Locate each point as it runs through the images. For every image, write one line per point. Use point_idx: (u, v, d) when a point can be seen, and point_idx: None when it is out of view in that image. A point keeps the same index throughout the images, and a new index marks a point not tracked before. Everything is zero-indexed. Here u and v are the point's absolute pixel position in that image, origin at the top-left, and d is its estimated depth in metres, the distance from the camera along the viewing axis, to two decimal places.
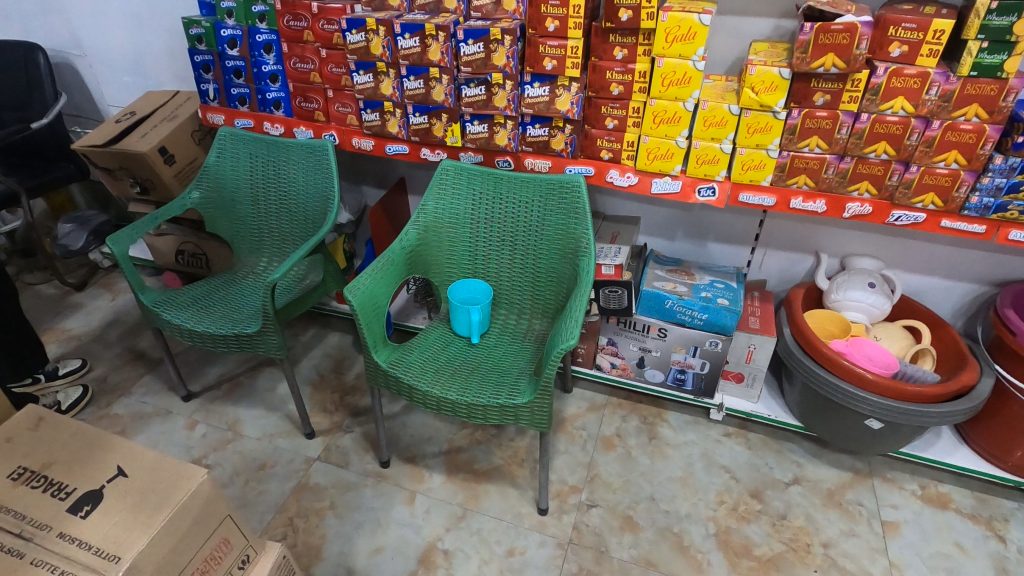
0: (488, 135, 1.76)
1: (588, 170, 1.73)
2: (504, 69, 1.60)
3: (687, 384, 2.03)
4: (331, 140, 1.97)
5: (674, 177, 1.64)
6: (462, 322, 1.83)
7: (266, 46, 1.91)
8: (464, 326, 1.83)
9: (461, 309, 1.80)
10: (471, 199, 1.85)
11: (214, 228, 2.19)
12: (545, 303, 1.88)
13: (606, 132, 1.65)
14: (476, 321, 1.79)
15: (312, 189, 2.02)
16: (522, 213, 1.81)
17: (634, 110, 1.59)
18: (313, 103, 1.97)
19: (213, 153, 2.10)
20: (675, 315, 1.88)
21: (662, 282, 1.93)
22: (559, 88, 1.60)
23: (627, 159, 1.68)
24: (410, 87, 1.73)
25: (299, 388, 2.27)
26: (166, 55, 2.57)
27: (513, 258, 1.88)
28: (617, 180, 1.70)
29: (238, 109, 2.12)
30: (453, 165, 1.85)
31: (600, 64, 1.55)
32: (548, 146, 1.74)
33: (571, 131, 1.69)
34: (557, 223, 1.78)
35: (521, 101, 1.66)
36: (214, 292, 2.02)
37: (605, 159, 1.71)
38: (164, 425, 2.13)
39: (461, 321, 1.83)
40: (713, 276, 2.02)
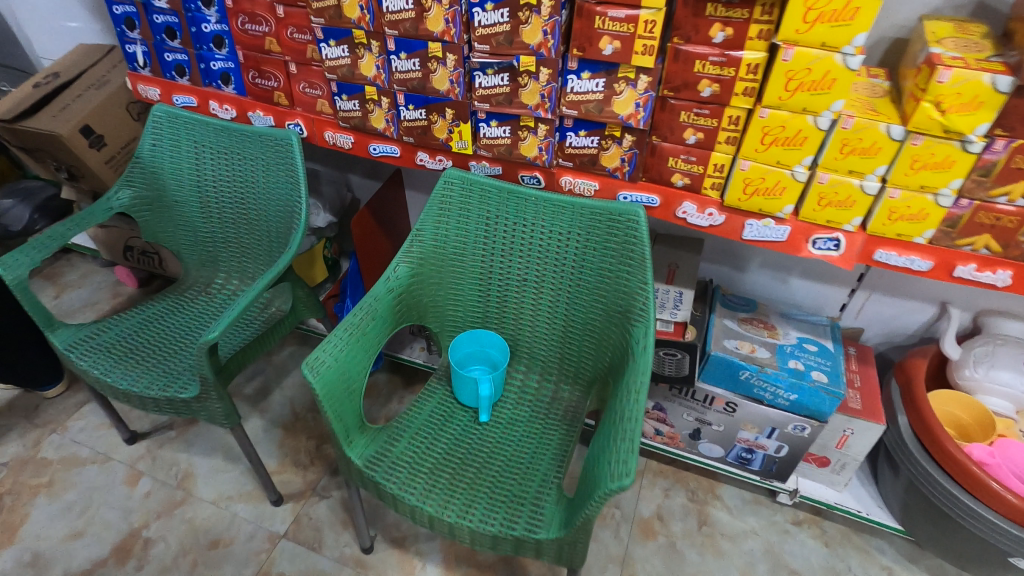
0: (510, 141, 1.24)
1: (652, 200, 1.21)
2: (539, 51, 1.07)
3: (753, 464, 1.58)
4: (297, 131, 1.47)
5: (780, 221, 1.13)
6: (468, 393, 1.38)
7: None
8: (469, 397, 1.39)
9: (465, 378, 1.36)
10: (485, 224, 1.36)
11: (157, 234, 1.72)
12: (578, 366, 1.41)
13: (684, 150, 1.13)
14: (486, 395, 1.34)
15: (274, 194, 1.54)
16: (553, 248, 1.32)
17: (730, 121, 1.06)
18: (271, 79, 1.45)
19: (149, 140, 1.61)
20: (752, 389, 1.41)
21: (734, 341, 1.45)
22: (620, 82, 1.07)
23: (711, 189, 1.16)
24: (401, 68, 1.20)
25: (268, 431, 1.86)
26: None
27: (537, 305, 1.40)
28: (693, 217, 1.19)
29: (177, 80, 1.59)
30: (461, 176, 1.34)
31: (687, 49, 1.01)
32: (595, 162, 1.21)
33: (632, 144, 1.16)
34: (600, 268, 1.29)
35: (561, 98, 1.13)
36: (151, 327, 1.57)
37: (677, 185, 1.19)
38: (100, 477, 1.75)
39: (466, 391, 1.38)
40: (799, 330, 1.53)
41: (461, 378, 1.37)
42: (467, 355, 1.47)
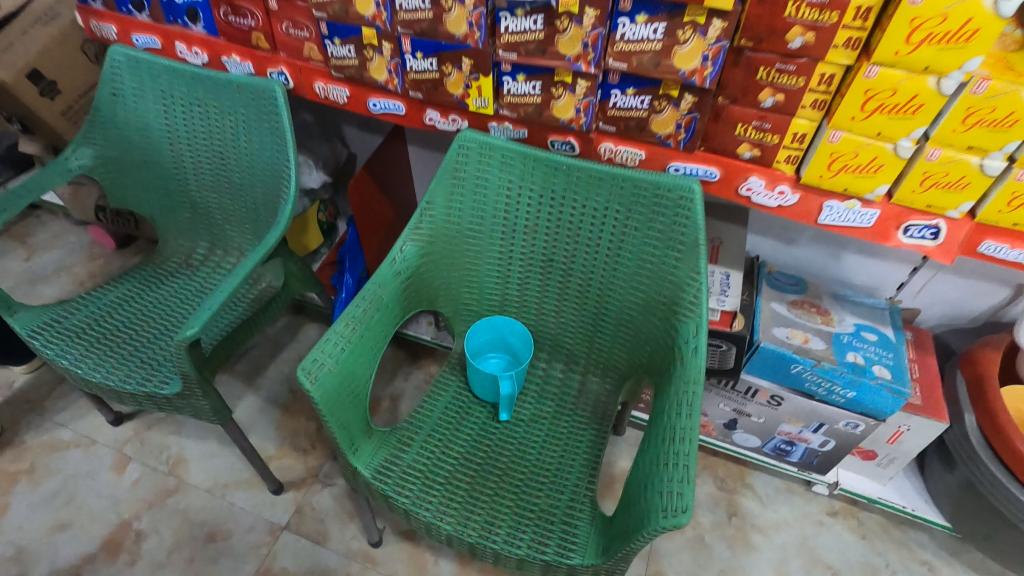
0: (541, 99, 1.03)
1: (711, 174, 1.02)
2: None
3: (792, 456, 1.46)
4: (281, 80, 1.25)
5: (869, 204, 0.94)
6: (485, 388, 1.23)
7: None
8: (487, 392, 1.24)
9: (483, 372, 1.21)
10: (506, 197, 1.16)
11: (127, 198, 1.51)
12: (608, 358, 1.25)
13: (757, 116, 0.92)
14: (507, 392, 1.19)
15: (257, 154, 1.32)
16: (586, 226, 1.13)
17: (822, 81, 0.85)
18: (247, 17, 1.21)
19: (108, 89, 1.38)
20: (803, 385, 1.26)
21: (785, 329, 1.29)
22: (685, 29, 0.85)
23: (786, 163, 0.96)
24: (407, 7, 0.97)
25: (265, 412, 1.73)
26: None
27: (564, 290, 1.23)
28: (758, 196, 1.00)
29: (136, 16, 1.34)
30: (478, 140, 1.14)
31: None
32: (644, 127, 1.01)
33: (692, 106, 0.94)
34: (642, 251, 1.11)
35: (608, 47, 0.91)
36: (125, 307, 1.40)
37: (742, 157, 0.99)
38: (84, 463, 1.62)
39: (484, 386, 1.23)
40: (856, 315, 1.36)
41: (477, 372, 1.22)
42: (483, 343, 1.33)
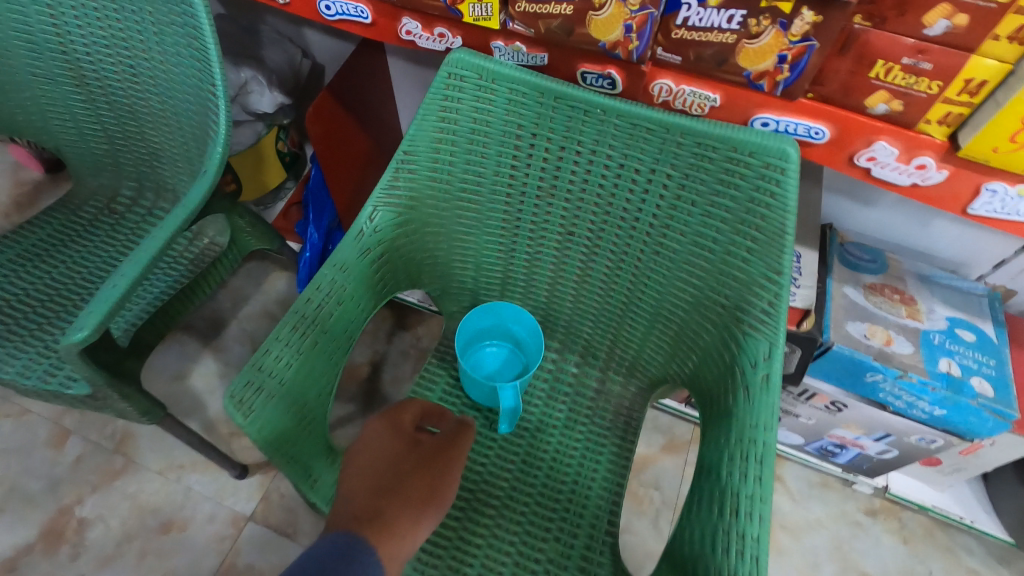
0: (572, 11, 0.68)
1: (816, 133, 0.70)
2: None
3: (839, 458, 1.25)
4: None
5: None
6: (483, 393, 0.99)
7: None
8: (485, 397, 1.00)
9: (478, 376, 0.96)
10: (515, 148, 0.85)
11: (21, 124, 1.17)
12: (636, 358, 0.99)
13: (913, 49, 0.59)
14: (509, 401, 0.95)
15: (175, 71, 0.98)
16: (623, 193, 0.83)
17: None
18: None
19: None
20: (877, 395, 1.01)
21: (861, 326, 1.01)
22: None
23: (938, 125, 0.64)
24: None
25: (226, 380, 1.49)
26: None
27: (586, 273, 0.94)
28: (884, 168, 0.70)
29: None
30: (478, 66, 0.81)
31: None
32: (724, 60, 0.67)
33: (810, 29, 0.60)
34: (697, 234, 0.81)
35: None
36: (27, 270, 1.10)
37: (871, 111, 0.66)
38: (17, 437, 1.40)
39: (481, 392, 0.99)
40: (948, 304, 1.07)
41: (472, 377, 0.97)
42: (479, 330, 1.06)
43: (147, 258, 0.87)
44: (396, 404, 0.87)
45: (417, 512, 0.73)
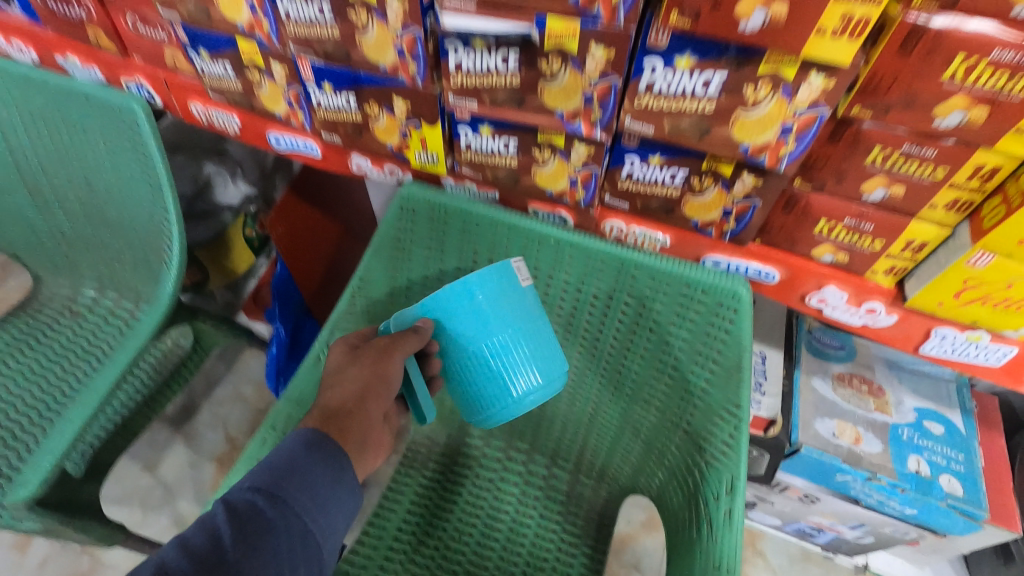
0: (517, 163, 0.67)
1: (767, 274, 0.70)
2: (589, 9, 0.49)
3: (817, 538, 1.25)
4: (146, 96, 0.85)
5: (1004, 340, 0.63)
6: (468, 380, 0.72)
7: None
8: (488, 401, 0.71)
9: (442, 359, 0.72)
10: (472, 269, 0.85)
11: None
12: (606, 461, 0.97)
13: (853, 212, 0.59)
14: (495, 358, 0.70)
15: (134, 196, 0.96)
16: (585, 312, 0.83)
17: (976, 174, 0.52)
18: (74, 7, 0.77)
19: None
20: (850, 492, 1.02)
21: (830, 423, 1.01)
22: (759, 84, 0.50)
23: (885, 274, 0.64)
24: (297, 16, 0.59)
25: (196, 469, 1.46)
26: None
27: (551, 382, 0.94)
28: (836, 310, 0.69)
29: None
30: (428, 198, 0.79)
31: (949, 32, 0.43)
32: (672, 210, 0.67)
33: (752, 190, 0.60)
34: (659, 355, 0.80)
35: (624, 98, 0.55)
36: None
37: (820, 259, 0.66)
38: None
39: (467, 399, 0.73)
40: (916, 393, 1.07)
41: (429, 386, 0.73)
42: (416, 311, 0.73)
43: (115, 370, 0.93)
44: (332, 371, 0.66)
45: (386, 351, 0.65)
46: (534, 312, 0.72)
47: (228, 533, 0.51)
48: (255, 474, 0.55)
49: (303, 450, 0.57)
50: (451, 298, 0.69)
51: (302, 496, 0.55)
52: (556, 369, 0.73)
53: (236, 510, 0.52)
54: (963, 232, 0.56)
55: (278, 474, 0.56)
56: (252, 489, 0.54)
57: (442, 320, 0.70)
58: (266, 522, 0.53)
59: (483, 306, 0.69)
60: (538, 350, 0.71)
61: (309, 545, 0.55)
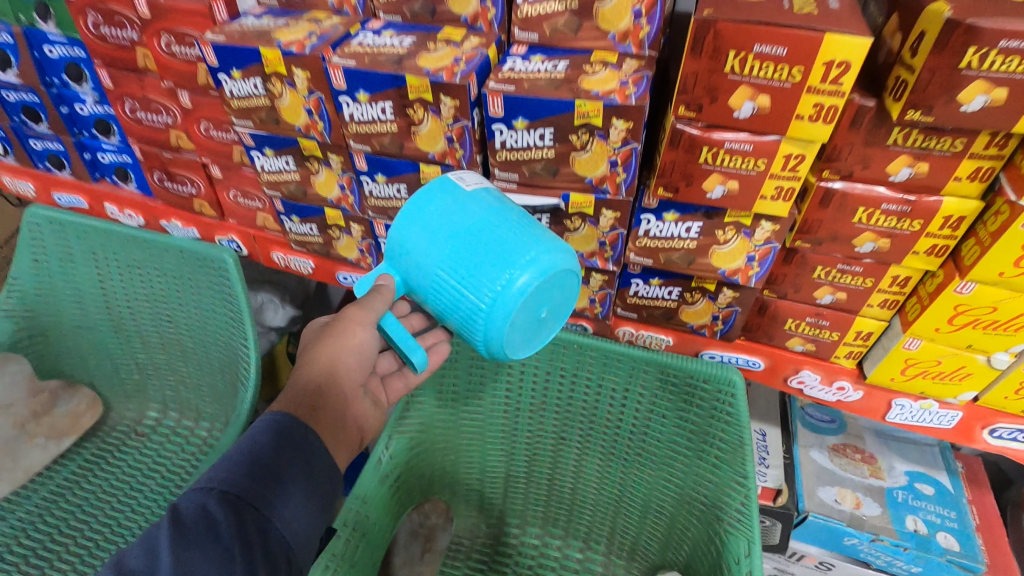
0: None
1: (754, 363, 0.85)
2: (601, 186, 0.68)
3: None
4: (235, 248, 1.03)
5: (949, 405, 0.78)
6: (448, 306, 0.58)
7: (40, 7, 0.85)
8: (469, 315, 0.56)
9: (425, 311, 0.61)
10: (506, 374, 0.95)
11: (60, 364, 1.27)
12: (634, 540, 1.01)
13: (812, 312, 0.77)
14: (455, 266, 0.56)
15: (213, 329, 1.11)
16: (607, 402, 0.93)
17: (895, 281, 0.70)
18: (186, 185, 0.98)
19: (30, 255, 1.14)
20: (860, 555, 1.11)
21: (832, 490, 1.13)
22: (727, 228, 0.69)
23: (846, 357, 0.80)
24: (378, 193, 0.78)
25: None
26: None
27: (580, 472, 1.01)
28: (812, 388, 0.84)
29: (55, 173, 1.11)
30: None
31: (849, 193, 0.63)
32: (672, 317, 0.84)
33: (733, 300, 0.78)
34: (674, 436, 0.89)
35: (629, 241, 0.74)
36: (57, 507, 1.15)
37: (793, 348, 0.83)
38: None
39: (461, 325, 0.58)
40: (905, 458, 1.19)
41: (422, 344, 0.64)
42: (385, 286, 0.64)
43: None
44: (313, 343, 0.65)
45: (351, 322, 0.64)
46: (497, 201, 0.57)
47: (169, 547, 0.49)
48: (213, 475, 0.55)
49: (268, 442, 0.57)
50: (398, 233, 0.60)
51: (264, 492, 0.54)
52: (550, 254, 0.55)
53: (190, 516, 0.51)
54: (896, 323, 0.73)
55: (238, 473, 0.55)
56: (205, 491, 0.53)
57: (398, 260, 0.61)
58: (217, 532, 0.51)
59: (432, 219, 0.58)
60: (512, 238, 0.55)
61: (268, 544, 0.53)
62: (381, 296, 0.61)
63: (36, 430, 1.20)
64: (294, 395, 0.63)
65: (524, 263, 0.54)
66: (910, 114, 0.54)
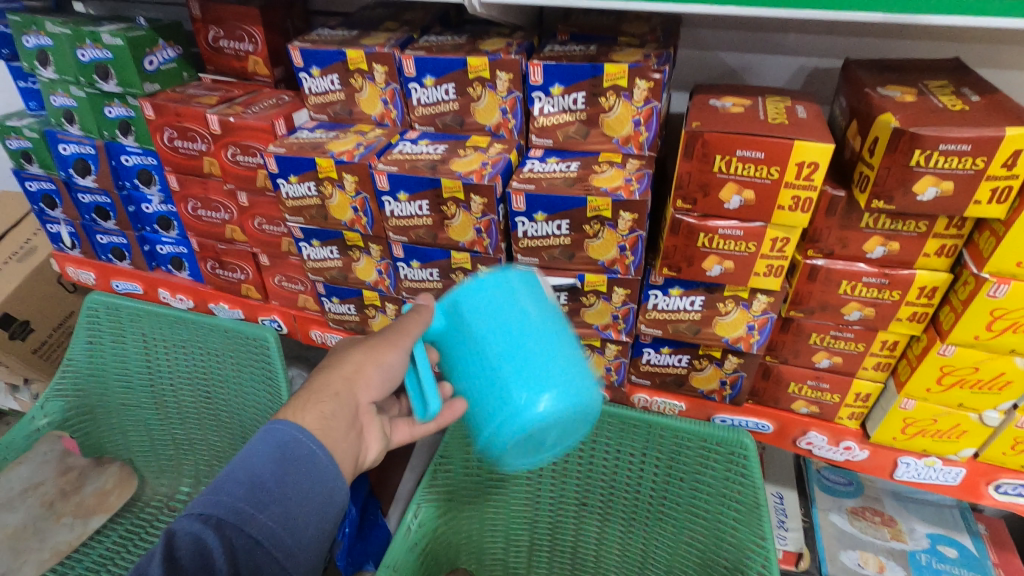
0: None
1: (763, 426, 0.90)
2: (612, 267, 0.77)
3: None
4: (275, 327, 1.12)
5: (952, 462, 0.82)
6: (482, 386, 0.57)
7: (123, 125, 0.99)
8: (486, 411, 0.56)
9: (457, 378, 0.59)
10: None
11: (103, 444, 1.30)
12: None
13: (812, 376, 0.83)
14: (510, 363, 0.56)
15: (245, 405, 1.16)
16: (625, 468, 0.94)
17: (884, 345, 0.77)
18: (236, 271, 1.09)
19: (82, 336, 1.22)
20: None
21: (854, 554, 1.14)
22: (728, 301, 0.77)
23: (850, 418, 0.86)
24: (412, 277, 0.88)
25: None
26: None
27: (602, 543, 1.01)
28: (821, 449, 0.89)
29: (115, 262, 1.23)
30: None
31: (832, 268, 0.71)
32: (683, 383, 0.91)
33: (737, 366, 0.85)
34: (693, 501, 0.90)
35: (640, 315, 0.82)
36: None
37: (799, 410, 0.88)
38: None
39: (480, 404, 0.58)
40: (925, 521, 1.20)
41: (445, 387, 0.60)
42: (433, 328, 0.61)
43: None
44: (345, 350, 0.65)
45: (386, 342, 0.62)
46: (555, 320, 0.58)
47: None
48: (210, 498, 0.54)
49: (267, 466, 0.55)
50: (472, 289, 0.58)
51: (261, 519, 0.54)
52: (579, 393, 0.56)
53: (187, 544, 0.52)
54: (891, 385, 0.80)
55: (234, 501, 0.54)
56: (201, 519, 0.53)
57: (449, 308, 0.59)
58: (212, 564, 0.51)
59: (500, 297, 0.57)
60: (558, 366, 0.56)
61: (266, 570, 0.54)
62: (422, 323, 0.59)
63: (63, 510, 1.18)
64: (312, 396, 0.61)
65: (560, 394, 0.55)
66: (875, 203, 0.63)
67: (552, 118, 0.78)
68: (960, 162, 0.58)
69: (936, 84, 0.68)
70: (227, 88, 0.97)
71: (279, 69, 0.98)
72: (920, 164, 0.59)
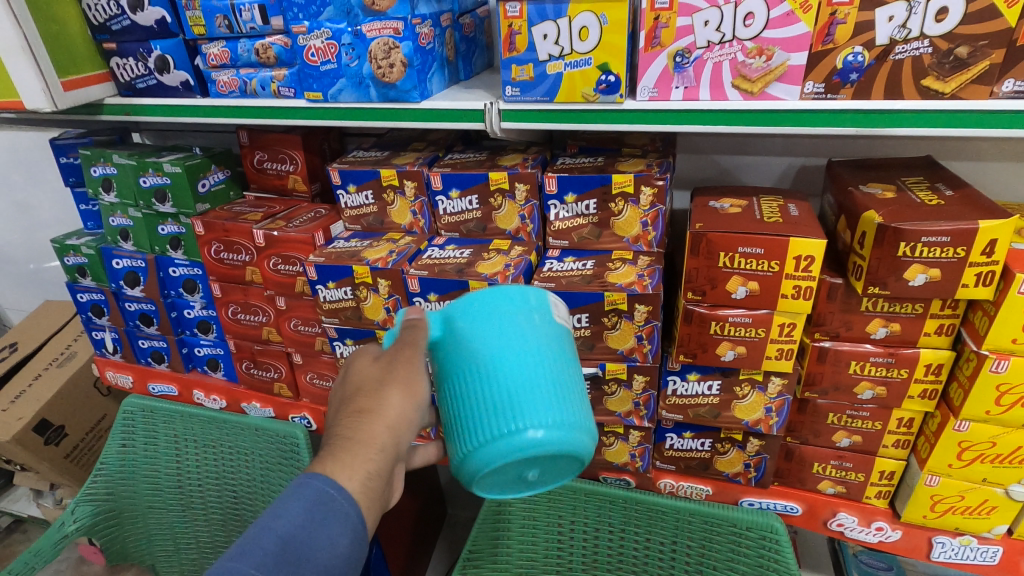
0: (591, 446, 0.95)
1: (792, 508, 0.90)
2: (631, 355, 0.82)
3: None
4: (305, 423, 1.15)
5: (988, 540, 0.81)
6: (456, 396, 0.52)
7: (173, 240, 1.09)
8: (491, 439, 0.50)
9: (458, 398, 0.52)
10: (560, 534, 0.96)
11: (124, 550, 1.27)
12: None
13: (835, 455, 0.85)
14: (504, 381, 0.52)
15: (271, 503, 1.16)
16: (657, 559, 0.91)
17: (901, 423, 0.80)
18: (270, 370, 1.15)
19: (116, 439, 1.24)
20: None
21: None
22: (744, 384, 0.81)
23: (878, 497, 0.86)
24: None
25: None
26: (27, 254, 1.65)
27: None
28: (854, 530, 0.88)
29: (153, 365, 1.29)
30: None
31: (840, 350, 0.75)
32: (708, 466, 0.92)
33: (760, 447, 0.87)
34: None
35: (660, 401, 0.86)
36: None
37: (826, 491, 0.89)
38: None
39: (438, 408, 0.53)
40: None
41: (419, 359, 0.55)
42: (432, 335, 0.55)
43: None
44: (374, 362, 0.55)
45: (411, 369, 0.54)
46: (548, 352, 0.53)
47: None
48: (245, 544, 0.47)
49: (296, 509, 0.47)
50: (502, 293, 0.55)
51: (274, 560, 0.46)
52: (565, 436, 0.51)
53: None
54: (914, 462, 0.81)
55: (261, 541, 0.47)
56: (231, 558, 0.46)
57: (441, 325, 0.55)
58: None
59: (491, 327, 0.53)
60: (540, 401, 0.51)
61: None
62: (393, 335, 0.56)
63: None
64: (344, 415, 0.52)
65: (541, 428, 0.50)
66: (872, 288, 0.69)
67: (566, 222, 0.86)
68: (943, 251, 0.64)
69: (912, 180, 0.76)
70: (269, 203, 1.08)
71: (316, 185, 1.09)
72: (907, 253, 0.65)
